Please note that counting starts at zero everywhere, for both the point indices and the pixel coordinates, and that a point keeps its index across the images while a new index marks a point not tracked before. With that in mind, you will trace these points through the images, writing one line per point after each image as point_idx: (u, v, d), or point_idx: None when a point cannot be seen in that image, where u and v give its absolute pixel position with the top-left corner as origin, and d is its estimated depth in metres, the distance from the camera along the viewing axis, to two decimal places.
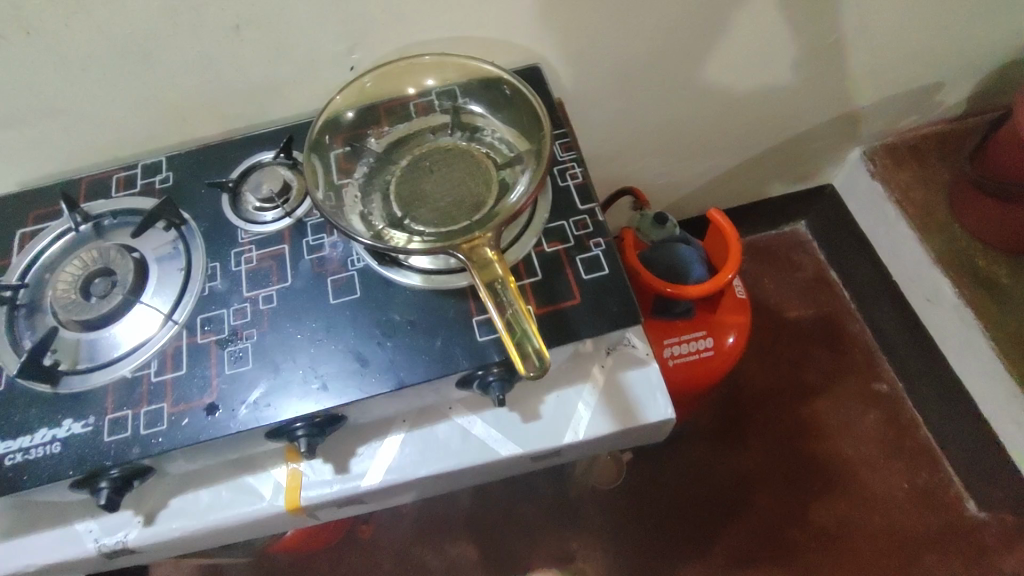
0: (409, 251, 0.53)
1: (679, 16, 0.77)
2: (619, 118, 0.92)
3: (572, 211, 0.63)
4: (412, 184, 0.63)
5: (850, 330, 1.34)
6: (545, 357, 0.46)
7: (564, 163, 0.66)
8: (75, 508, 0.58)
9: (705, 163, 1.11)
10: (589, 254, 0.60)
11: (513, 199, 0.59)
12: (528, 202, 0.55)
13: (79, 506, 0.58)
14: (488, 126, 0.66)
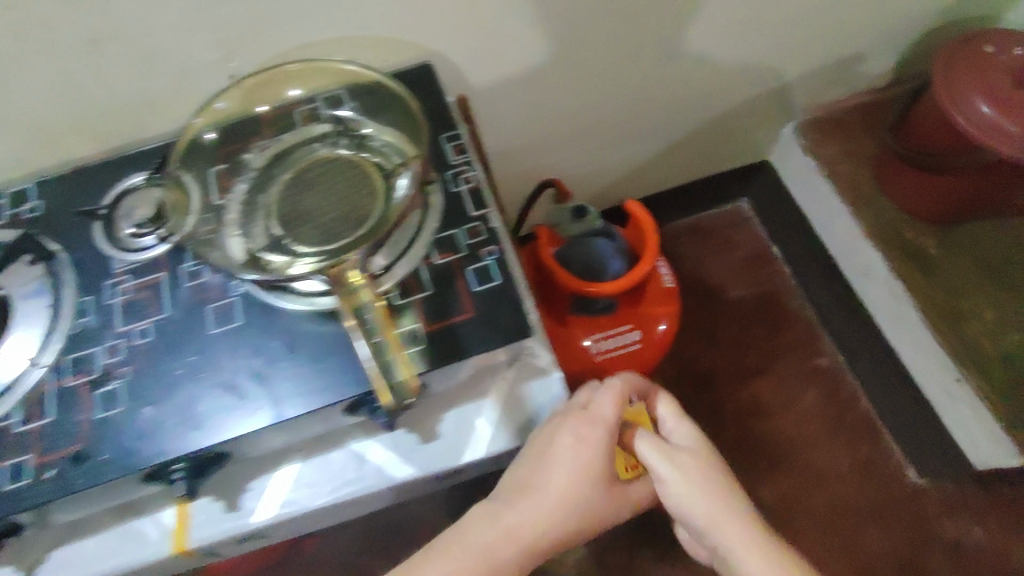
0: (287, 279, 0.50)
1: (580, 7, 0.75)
2: (535, 110, 0.89)
3: (464, 219, 0.60)
4: (294, 200, 0.59)
5: (791, 307, 1.34)
6: (412, 385, 0.49)
7: (456, 167, 0.63)
8: None
9: (632, 148, 1.09)
10: (482, 263, 0.57)
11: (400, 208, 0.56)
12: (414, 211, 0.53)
13: None
14: (374, 131, 0.62)
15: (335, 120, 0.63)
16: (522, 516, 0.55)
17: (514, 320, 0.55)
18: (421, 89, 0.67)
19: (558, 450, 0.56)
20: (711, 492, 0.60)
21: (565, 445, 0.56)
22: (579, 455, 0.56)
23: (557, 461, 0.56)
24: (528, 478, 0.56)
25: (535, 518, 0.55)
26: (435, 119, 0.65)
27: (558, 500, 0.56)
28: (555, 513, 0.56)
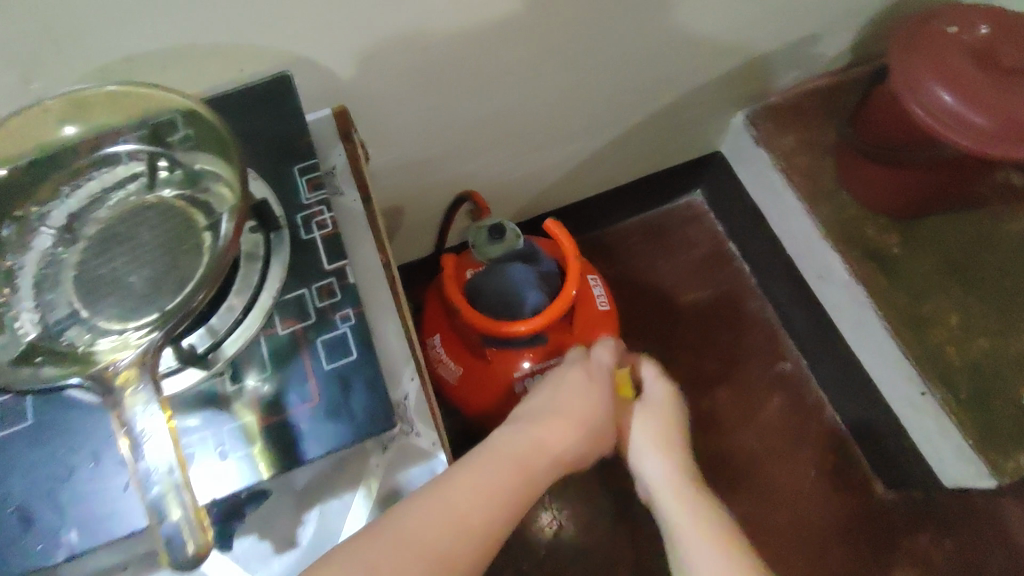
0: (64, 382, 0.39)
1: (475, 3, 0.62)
2: (441, 116, 0.77)
3: (315, 274, 0.49)
4: (103, 259, 0.47)
5: (750, 310, 1.25)
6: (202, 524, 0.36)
7: (309, 209, 0.51)
8: None
9: (564, 149, 0.97)
10: (333, 332, 0.47)
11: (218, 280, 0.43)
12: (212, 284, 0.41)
13: None
14: (199, 165, 0.49)
15: (152, 154, 0.50)
16: (546, 433, 0.52)
17: (370, 405, 0.45)
18: (272, 111, 0.55)
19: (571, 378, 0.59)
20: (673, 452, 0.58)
21: (578, 373, 0.59)
22: (591, 384, 0.59)
23: (571, 387, 0.58)
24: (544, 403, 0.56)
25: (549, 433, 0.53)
26: (286, 148, 0.53)
27: (577, 421, 0.55)
28: (561, 429, 0.53)
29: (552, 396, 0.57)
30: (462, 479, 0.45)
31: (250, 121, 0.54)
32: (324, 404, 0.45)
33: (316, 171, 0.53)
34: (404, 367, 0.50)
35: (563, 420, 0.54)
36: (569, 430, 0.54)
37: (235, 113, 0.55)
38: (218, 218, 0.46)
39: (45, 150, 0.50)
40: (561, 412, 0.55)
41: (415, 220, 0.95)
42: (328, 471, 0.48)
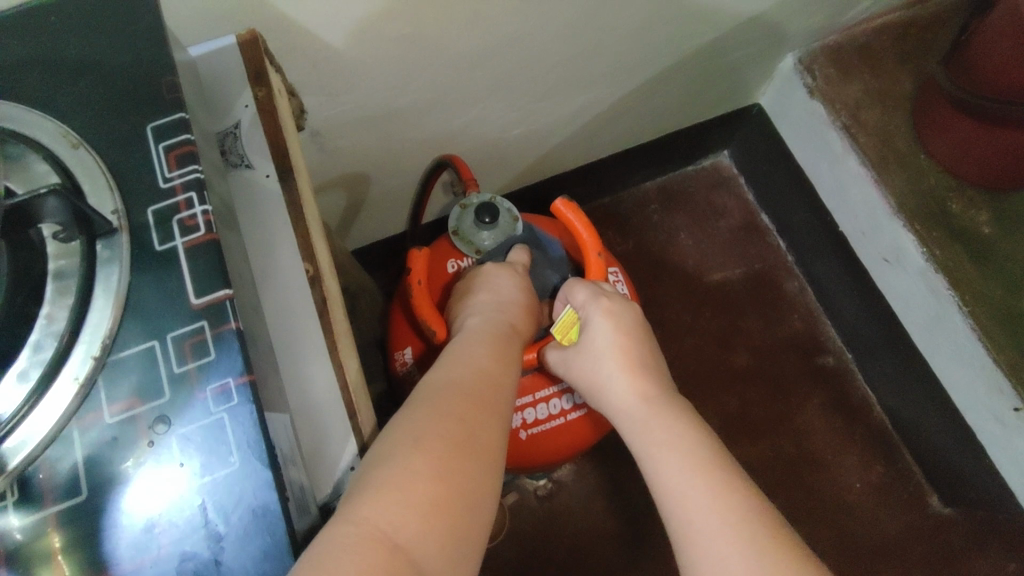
0: None
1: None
2: (409, 58, 0.55)
3: (169, 316, 0.28)
4: None
5: (787, 291, 1.06)
6: None
7: (172, 195, 0.30)
8: None
9: (576, 101, 0.75)
10: (206, 418, 0.27)
11: None
12: None
13: None
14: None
15: None
16: (465, 356, 0.41)
17: (256, 562, 0.25)
18: (112, 31, 0.33)
19: (506, 279, 0.53)
20: (637, 353, 0.50)
21: (504, 269, 0.54)
22: (518, 280, 0.53)
23: (501, 280, 0.52)
24: (485, 307, 0.49)
25: (471, 341, 0.43)
26: (139, 94, 0.32)
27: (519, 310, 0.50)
28: (481, 337, 0.44)
29: (487, 290, 0.51)
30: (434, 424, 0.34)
31: (78, 49, 0.33)
32: (178, 555, 0.25)
33: (186, 133, 0.31)
34: (344, 451, 0.33)
35: (516, 307, 0.50)
36: (523, 316, 0.50)
37: (56, 36, 0.33)
38: None
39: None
40: (504, 299, 0.50)
41: (384, 192, 0.74)
42: None
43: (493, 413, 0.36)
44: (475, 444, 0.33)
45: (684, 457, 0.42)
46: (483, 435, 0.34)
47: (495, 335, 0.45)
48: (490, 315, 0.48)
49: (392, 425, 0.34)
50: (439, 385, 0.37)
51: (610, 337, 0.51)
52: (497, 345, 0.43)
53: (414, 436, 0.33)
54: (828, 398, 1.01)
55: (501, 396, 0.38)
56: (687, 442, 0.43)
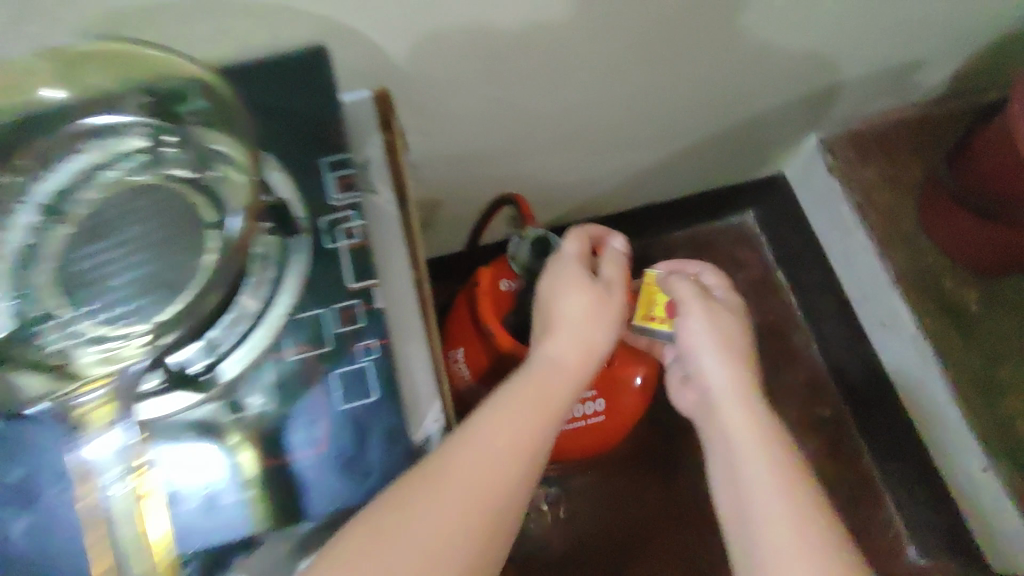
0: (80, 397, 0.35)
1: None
2: (493, 114, 0.68)
3: (335, 294, 0.41)
4: (88, 257, 0.40)
5: (795, 343, 1.16)
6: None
7: (337, 212, 0.43)
8: None
9: (623, 158, 0.88)
10: (353, 365, 0.40)
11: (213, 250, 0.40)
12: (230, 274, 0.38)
13: None
14: (211, 147, 0.42)
15: (150, 125, 0.43)
16: (505, 426, 0.42)
17: (385, 463, 0.38)
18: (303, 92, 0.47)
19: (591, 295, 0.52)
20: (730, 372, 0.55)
21: (586, 288, 0.52)
22: (597, 302, 0.52)
23: (578, 300, 0.51)
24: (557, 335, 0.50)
25: (518, 403, 0.44)
26: (319, 137, 0.46)
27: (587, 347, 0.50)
28: (531, 403, 0.44)
29: (564, 308, 0.52)
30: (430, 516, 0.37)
31: (279, 102, 0.47)
32: (334, 453, 0.38)
33: (350, 168, 0.45)
34: (432, 407, 0.45)
35: (588, 337, 0.51)
36: (593, 346, 0.51)
37: (263, 91, 0.47)
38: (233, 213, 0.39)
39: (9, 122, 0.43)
40: (576, 329, 0.50)
41: (450, 216, 0.87)
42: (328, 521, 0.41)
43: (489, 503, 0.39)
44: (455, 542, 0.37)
45: (765, 468, 0.49)
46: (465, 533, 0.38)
47: (541, 399, 0.45)
48: (576, 341, 0.50)
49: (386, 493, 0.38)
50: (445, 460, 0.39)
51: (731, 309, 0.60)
52: (539, 411, 0.44)
53: (410, 524, 0.36)
54: (824, 444, 1.09)
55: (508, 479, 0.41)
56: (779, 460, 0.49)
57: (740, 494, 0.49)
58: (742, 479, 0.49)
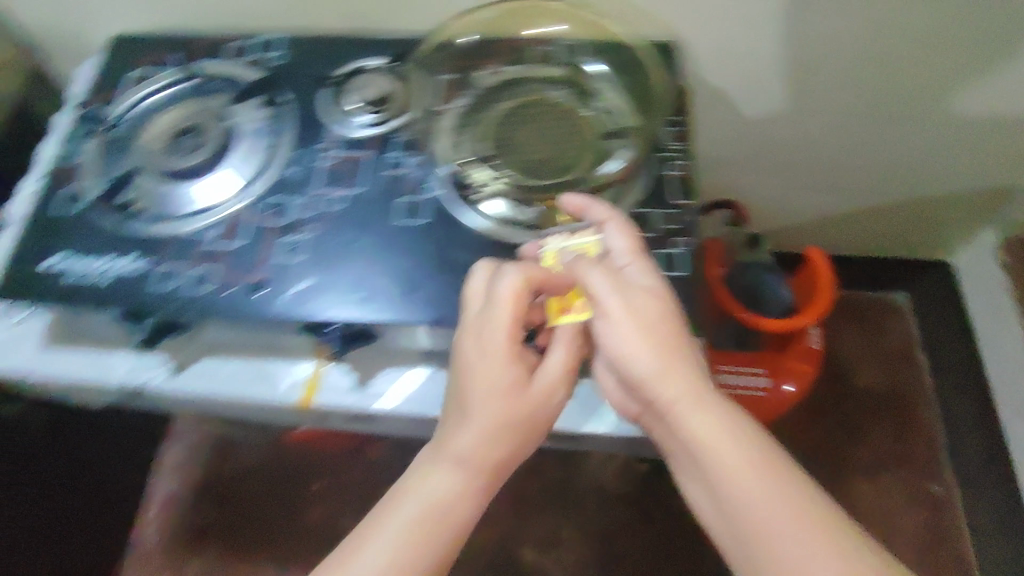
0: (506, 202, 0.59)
1: (831, 31, 0.75)
2: (739, 124, 0.90)
3: (661, 202, 0.59)
4: (508, 130, 0.61)
5: (921, 416, 1.17)
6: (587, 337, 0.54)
7: (671, 151, 0.62)
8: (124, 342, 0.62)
9: (821, 199, 1.04)
10: (668, 251, 0.57)
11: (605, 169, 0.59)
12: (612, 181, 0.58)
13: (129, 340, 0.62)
14: (604, 91, 0.63)
15: (568, 66, 0.65)
16: (432, 488, 0.49)
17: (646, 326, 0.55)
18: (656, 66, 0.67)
19: (476, 363, 0.49)
20: (656, 369, 0.48)
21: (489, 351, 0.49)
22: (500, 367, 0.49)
23: (494, 369, 0.49)
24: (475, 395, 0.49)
25: (439, 478, 0.49)
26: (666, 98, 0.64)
27: (498, 416, 0.49)
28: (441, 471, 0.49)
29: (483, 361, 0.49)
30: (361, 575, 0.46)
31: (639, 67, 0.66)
32: None
33: (682, 125, 0.63)
34: None
35: (503, 399, 0.49)
36: (507, 401, 0.49)
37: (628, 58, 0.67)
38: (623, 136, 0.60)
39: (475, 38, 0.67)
40: (490, 388, 0.49)
41: None
42: None
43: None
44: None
45: (752, 477, 0.45)
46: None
47: (455, 472, 0.49)
48: (489, 397, 0.49)
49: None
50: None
51: (643, 270, 0.51)
52: (455, 479, 0.49)
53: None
54: (925, 519, 1.09)
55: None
56: (766, 469, 0.45)
57: (733, 521, 0.45)
58: (728, 493, 0.45)
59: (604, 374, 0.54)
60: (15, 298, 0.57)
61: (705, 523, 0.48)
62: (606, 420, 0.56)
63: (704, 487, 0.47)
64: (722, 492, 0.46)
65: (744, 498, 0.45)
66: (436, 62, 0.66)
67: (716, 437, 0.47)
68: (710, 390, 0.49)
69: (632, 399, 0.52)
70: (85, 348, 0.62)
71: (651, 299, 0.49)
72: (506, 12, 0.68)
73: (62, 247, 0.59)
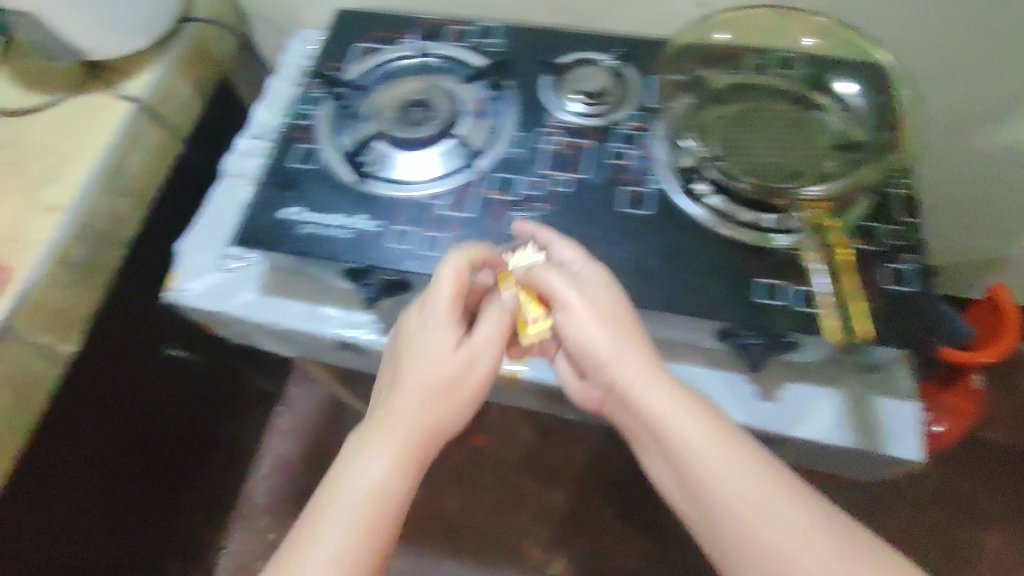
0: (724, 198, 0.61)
1: None
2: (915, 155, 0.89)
3: (887, 218, 0.59)
4: (735, 131, 0.62)
5: None
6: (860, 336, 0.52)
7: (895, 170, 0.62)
8: (336, 296, 0.65)
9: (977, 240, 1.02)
10: (899, 267, 0.57)
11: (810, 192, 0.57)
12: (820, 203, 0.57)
13: (340, 296, 0.65)
14: (832, 106, 0.63)
15: (794, 76, 0.65)
16: (383, 468, 0.48)
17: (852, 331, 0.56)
18: None
19: (430, 323, 0.53)
20: (616, 351, 0.51)
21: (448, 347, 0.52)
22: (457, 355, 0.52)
23: (438, 354, 0.52)
24: (419, 382, 0.51)
25: (387, 447, 0.48)
26: None
27: (440, 386, 0.51)
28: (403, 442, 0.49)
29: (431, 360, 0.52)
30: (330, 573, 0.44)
31: None
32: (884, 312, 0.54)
33: None
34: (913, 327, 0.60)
35: (457, 379, 0.52)
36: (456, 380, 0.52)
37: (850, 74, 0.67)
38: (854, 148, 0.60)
39: (721, 41, 0.67)
40: (435, 382, 0.51)
41: None
42: (817, 366, 0.61)
43: (390, 507, 0.47)
44: (356, 552, 0.44)
45: (739, 461, 0.45)
46: (370, 551, 0.45)
47: (413, 439, 0.50)
48: (428, 383, 0.51)
49: (291, 550, 0.45)
50: (333, 498, 0.46)
51: (601, 284, 0.53)
52: (410, 449, 0.49)
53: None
54: None
55: (397, 485, 0.47)
56: (731, 443, 0.46)
57: (721, 511, 0.45)
58: (712, 484, 0.45)
59: (564, 367, 0.58)
60: (258, 249, 0.61)
61: (670, 495, 0.49)
62: (811, 427, 0.59)
63: (665, 462, 0.48)
64: (703, 479, 0.46)
65: (744, 497, 0.44)
66: (646, 64, 0.69)
67: (676, 415, 0.48)
68: (662, 366, 0.51)
69: (593, 386, 0.55)
70: (302, 300, 0.65)
71: (601, 289, 0.53)
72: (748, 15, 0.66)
73: (299, 203, 0.62)
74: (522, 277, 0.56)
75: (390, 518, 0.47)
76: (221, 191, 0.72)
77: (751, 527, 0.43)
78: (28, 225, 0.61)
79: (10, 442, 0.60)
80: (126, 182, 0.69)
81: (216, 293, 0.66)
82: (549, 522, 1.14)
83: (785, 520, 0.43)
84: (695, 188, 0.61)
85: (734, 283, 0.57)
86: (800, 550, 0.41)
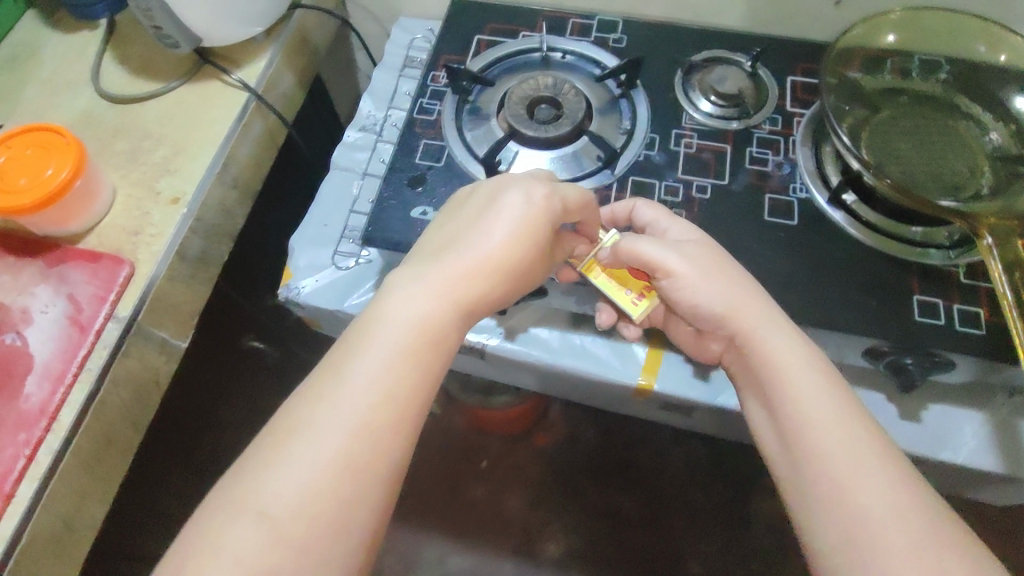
0: (870, 209, 0.59)
1: None
2: None
3: None
4: (885, 139, 0.60)
5: None
6: None
7: None
8: None
9: None
10: None
11: (916, 229, 0.58)
12: (940, 234, 0.57)
13: None
14: (988, 117, 0.60)
15: (942, 82, 0.62)
16: (432, 314, 0.43)
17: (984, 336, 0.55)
18: None
19: (509, 193, 0.49)
20: (729, 305, 0.49)
21: (525, 217, 0.48)
22: (533, 229, 0.48)
23: (520, 227, 0.47)
24: (483, 240, 0.47)
25: (435, 299, 0.44)
26: None
27: (510, 259, 0.47)
28: (460, 289, 0.45)
29: (503, 223, 0.47)
30: (355, 418, 0.39)
31: None
32: None
33: None
34: None
35: (523, 255, 0.47)
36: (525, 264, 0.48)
37: None
38: (1015, 162, 0.57)
39: (889, 43, 0.63)
40: (506, 252, 0.46)
41: None
42: (961, 388, 0.59)
43: (435, 355, 0.43)
44: (395, 395, 0.41)
45: (846, 420, 0.43)
46: (412, 401, 0.41)
47: (463, 296, 0.45)
48: (498, 256, 0.46)
49: (322, 379, 0.41)
50: (373, 339, 0.42)
51: (694, 236, 0.53)
52: (459, 304, 0.45)
53: (315, 412, 0.40)
54: None
55: (444, 332, 0.44)
56: (842, 403, 0.43)
57: (827, 468, 0.41)
58: (819, 439, 0.42)
59: (677, 335, 0.57)
60: (385, 249, 0.58)
61: (761, 445, 0.47)
62: (959, 451, 0.56)
63: (764, 406, 0.46)
64: (814, 433, 0.43)
65: (858, 462, 0.41)
66: (779, 65, 0.67)
67: (793, 360, 0.46)
68: (786, 320, 0.49)
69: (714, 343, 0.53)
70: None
71: (702, 250, 0.51)
72: (903, 13, 0.61)
73: (427, 201, 0.60)
74: (611, 260, 0.54)
75: (435, 368, 0.43)
76: (331, 185, 0.70)
77: (827, 479, 0.41)
78: (151, 220, 0.60)
79: (133, 439, 0.58)
80: (238, 175, 0.67)
81: (329, 291, 0.64)
82: (614, 528, 1.07)
83: (868, 483, 0.40)
84: (844, 196, 0.59)
85: (885, 300, 0.55)
86: (875, 515, 0.39)
